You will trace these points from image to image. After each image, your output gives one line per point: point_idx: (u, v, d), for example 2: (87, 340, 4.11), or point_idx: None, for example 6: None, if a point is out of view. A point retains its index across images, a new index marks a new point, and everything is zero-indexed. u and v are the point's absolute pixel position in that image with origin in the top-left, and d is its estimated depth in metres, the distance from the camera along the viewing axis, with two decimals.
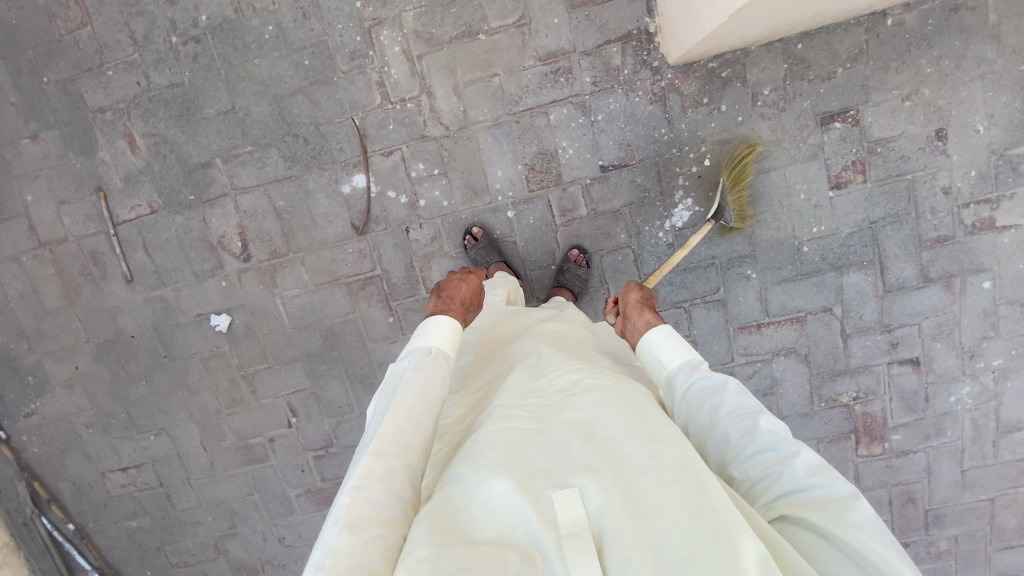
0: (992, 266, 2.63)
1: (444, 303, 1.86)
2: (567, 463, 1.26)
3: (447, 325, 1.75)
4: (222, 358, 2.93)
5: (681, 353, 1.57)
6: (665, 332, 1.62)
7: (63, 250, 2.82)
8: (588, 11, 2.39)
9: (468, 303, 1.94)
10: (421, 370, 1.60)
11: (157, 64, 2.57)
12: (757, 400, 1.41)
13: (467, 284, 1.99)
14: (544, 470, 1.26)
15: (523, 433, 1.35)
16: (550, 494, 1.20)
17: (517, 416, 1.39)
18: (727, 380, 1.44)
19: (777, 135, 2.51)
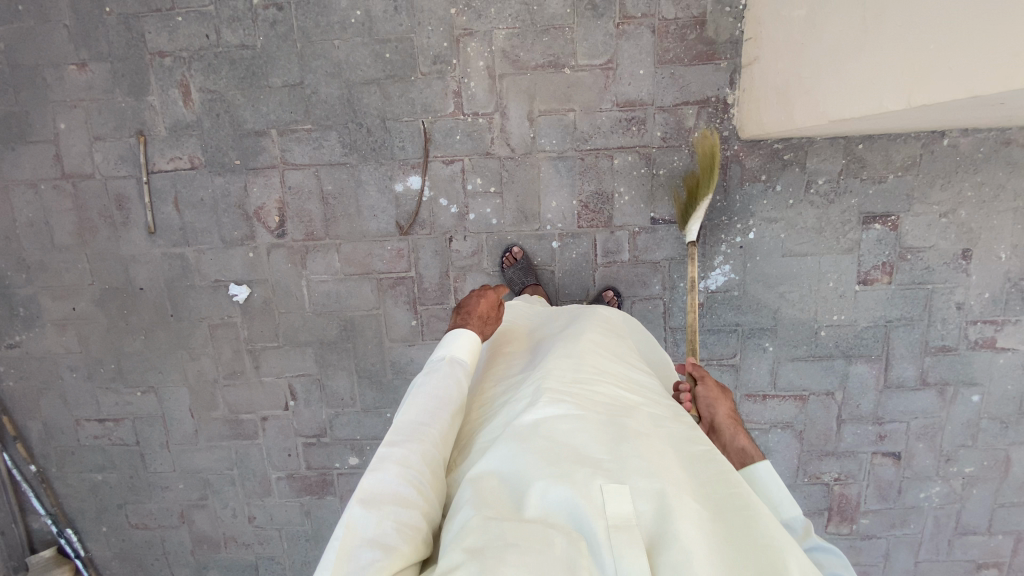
0: (983, 381, 2.82)
1: (461, 319, 1.81)
2: (617, 458, 1.19)
3: (470, 340, 1.71)
4: (231, 329, 2.85)
5: (791, 507, 1.39)
6: (773, 472, 1.46)
7: (87, 186, 2.69)
8: (674, 70, 2.44)
9: (487, 316, 1.86)
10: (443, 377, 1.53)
11: (231, 21, 2.49)
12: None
13: (486, 299, 1.89)
14: (592, 460, 1.19)
15: (571, 422, 1.28)
16: (602, 485, 1.11)
17: (565, 406, 1.32)
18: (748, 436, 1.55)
19: (821, 223, 2.62)
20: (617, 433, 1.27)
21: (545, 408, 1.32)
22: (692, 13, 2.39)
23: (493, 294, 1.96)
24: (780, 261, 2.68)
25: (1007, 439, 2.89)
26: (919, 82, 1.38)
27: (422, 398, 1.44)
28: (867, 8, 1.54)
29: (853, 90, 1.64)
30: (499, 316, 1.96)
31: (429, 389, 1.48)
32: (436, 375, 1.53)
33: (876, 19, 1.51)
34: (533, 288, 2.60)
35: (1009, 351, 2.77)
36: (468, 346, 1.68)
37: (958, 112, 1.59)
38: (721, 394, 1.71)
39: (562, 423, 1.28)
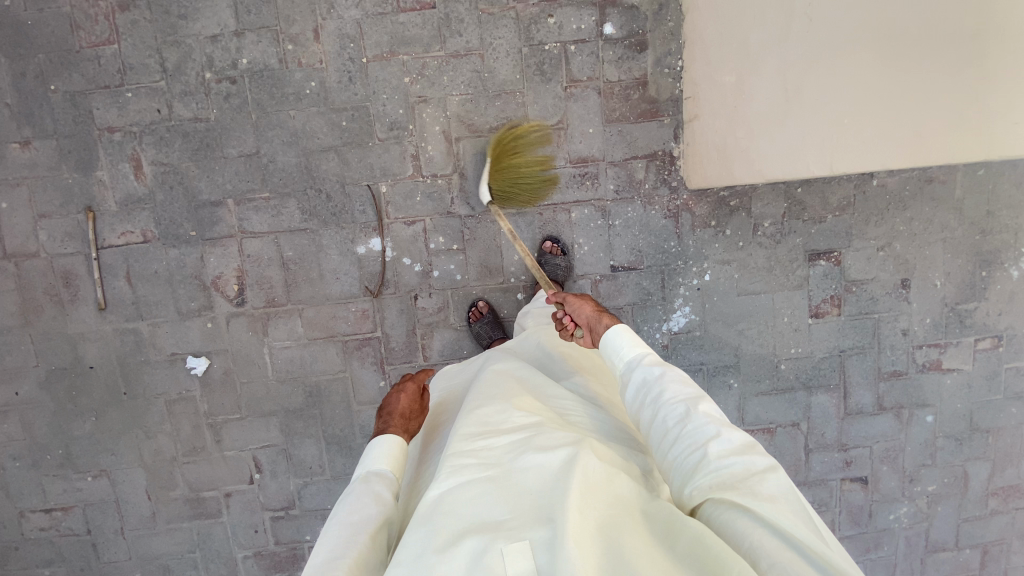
0: (935, 402, 2.96)
1: (383, 423, 1.75)
2: (522, 517, 1.20)
3: (396, 443, 1.68)
4: (190, 404, 2.73)
5: (632, 346, 1.62)
6: (623, 330, 1.66)
7: (32, 265, 2.59)
8: (621, 127, 2.55)
9: (410, 412, 1.80)
10: (349, 498, 1.50)
11: (183, 96, 2.48)
12: (699, 388, 1.45)
13: (406, 393, 1.83)
14: (495, 526, 1.20)
15: (477, 488, 1.29)
16: (502, 550, 1.13)
17: (469, 468, 1.32)
18: (671, 370, 1.50)
19: (770, 263, 2.75)
20: (520, 487, 1.28)
21: (447, 476, 1.31)
22: (634, 74, 2.50)
23: (412, 386, 1.88)
24: (736, 299, 2.78)
25: (963, 455, 3.02)
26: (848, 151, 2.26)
27: (339, 526, 1.40)
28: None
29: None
30: (425, 405, 1.89)
31: (349, 513, 1.44)
32: (351, 498, 1.50)
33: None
34: (502, 341, 2.61)
35: (955, 371, 2.93)
36: (390, 452, 1.65)
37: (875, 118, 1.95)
38: (582, 298, 1.88)
39: (469, 491, 1.28)
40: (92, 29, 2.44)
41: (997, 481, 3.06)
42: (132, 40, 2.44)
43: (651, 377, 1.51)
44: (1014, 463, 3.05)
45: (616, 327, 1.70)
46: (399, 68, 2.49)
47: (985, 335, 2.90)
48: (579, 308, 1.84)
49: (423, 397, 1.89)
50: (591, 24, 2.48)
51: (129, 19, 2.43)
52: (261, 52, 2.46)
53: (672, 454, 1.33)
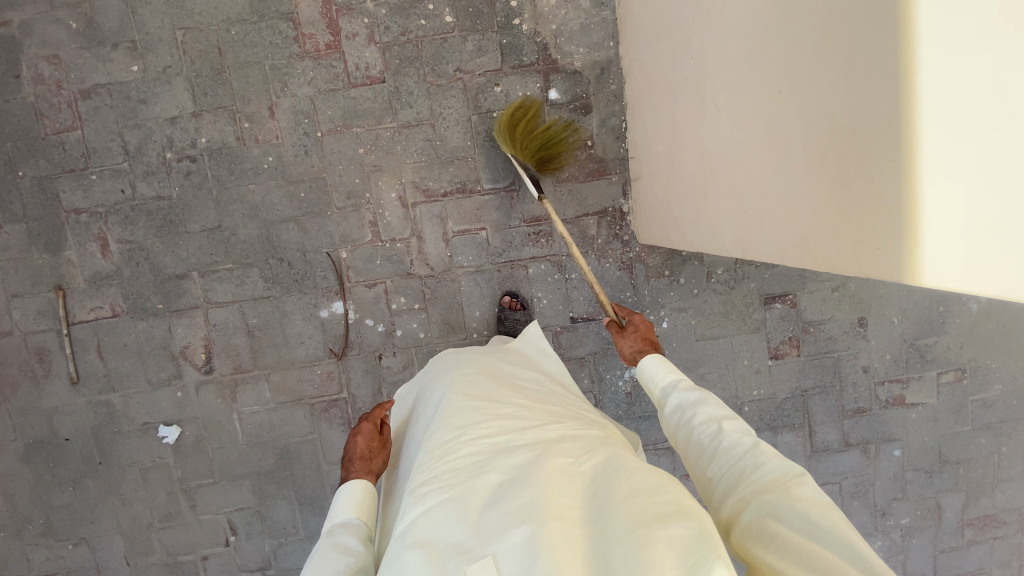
0: (901, 436, 2.98)
1: (343, 469, 1.68)
2: (484, 529, 1.14)
3: (360, 487, 1.61)
4: (164, 470, 2.79)
5: (668, 374, 1.64)
6: (657, 360, 1.69)
7: (7, 343, 2.67)
8: (571, 186, 2.65)
9: (371, 454, 1.72)
10: (318, 557, 1.42)
11: (146, 175, 2.57)
12: (731, 409, 1.44)
13: (363, 435, 1.74)
14: (459, 546, 1.14)
15: (440, 509, 1.22)
16: (467, 569, 1.08)
17: (433, 491, 1.28)
18: (705, 395, 1.49)
19: (726, 308, 2.81)
20: (482, 502, 1.22)
21: (415, 504, 1.26)
22: (580, 136, 2.61)
23: (369, 425, 1.77)
24: (695, 345, 2.83)
25: (934, 487, 3.04)
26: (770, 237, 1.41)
27: None
28: (764, 17, 1.28)
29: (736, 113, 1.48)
30: (386, 440, 1.79)
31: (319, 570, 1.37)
32: (319, 557, 1.42)
33: (772, 36, 1.26)
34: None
35: (919, 405, 2.96)
36: (356, 500, 1.59)
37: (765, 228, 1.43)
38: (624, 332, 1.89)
39: (432, 513, 1.22)
40: (57, 117, 2.54)
41: (971, 511, 3.07)
42: (95, 125, 2.54)
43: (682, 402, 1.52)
44: (986, 492, 3.06)
45: (652, 356, 1.72)
46: (353, 140, 2.57)
47: (948, 368, 2.93)
48: (625, 345, 1.86)
49: (383, 431, 1.79)
50: (536, 90, 2.56)
51: (92, 105, 2.53)
52: (219, 130, 2.55)
53: (711, 470, 1.34)
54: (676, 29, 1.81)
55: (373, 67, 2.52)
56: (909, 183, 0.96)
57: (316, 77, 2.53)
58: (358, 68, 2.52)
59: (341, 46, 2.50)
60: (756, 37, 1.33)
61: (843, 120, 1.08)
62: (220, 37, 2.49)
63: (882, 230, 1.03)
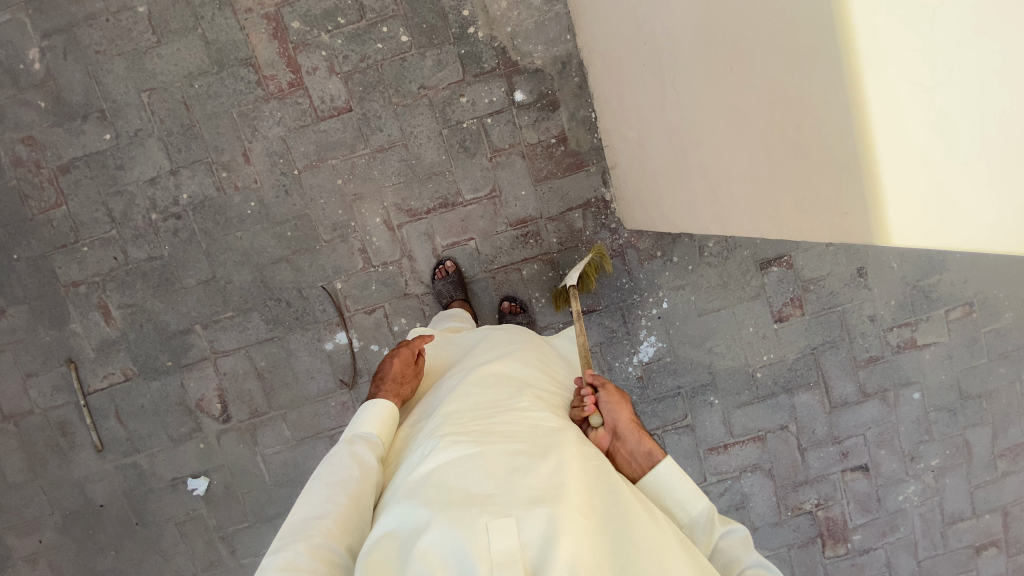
0: (918, 379, 2.97)
1: (374, 386, 1.69)
2: (511, 490, 1.12)
3: (385, 409, 1.60)
4: (199, 521, 2.84)
5: (697, 500, 1.36)
6: (679, 470, 1.39)
7: (28, 422, 2.73)
8: (551, 184, 2.67)
9: (403, 377, 1.74)
10: (327, 467, 1.41)
11: (135, 239, 2.62)
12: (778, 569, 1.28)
13: (399, 358, 1.78)
14: (483, 497, 1.11)
15: (469, 457, 1.19)
16: (488, 522, 1.05)
17: (464, 439, 1.23)
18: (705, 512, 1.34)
19: (724, 279, 2.81)
20: (512, 460, 1.19)
21: (444, 447, 1.22)
22: (552, 133, 2.62)
23: (406, 351, 1.82)
24: (698, 320, 2.83)
25: (959, 424, 3.02)
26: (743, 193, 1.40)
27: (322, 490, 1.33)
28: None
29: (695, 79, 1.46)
30: (419, 370, 1.82)
31: (334, 474, 1.37)
32: (334, 462, 1.42)
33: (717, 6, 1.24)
34: (460, 303, 2.61)
35: (932, 345, 2.95)
36: (379, 419, 1.57)
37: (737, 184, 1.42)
38: (619, 397, 1.52)
39: (460, 460, 1.19)
40: (40, 196, 2.58)
41: (999, 442, 3.05)
42: (78, 198, 2.59)
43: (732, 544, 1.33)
44: (1012, 422, 3.04)
45: (670, 464, 1.40)
46: (330, 172, 2.60)
47: (954, 304, 2.92)
48: (619, 414, 1.48)
49: (418, 361, 1.83)
50: (502, 94, 2.58)
51: (72, 179, 2.57)
52: (198, 184, 2.58)
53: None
54: (625, 14, 1.81)
55: (338, 98, 2.54)
56: (864, 147, 0.96)
57: (285, 117, 2.55)
58: (323, 101, 2.55)
59: (304, 82, 2.53)
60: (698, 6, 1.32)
61: (792, 79, 1.08)
62: (185, 93, 2.52)
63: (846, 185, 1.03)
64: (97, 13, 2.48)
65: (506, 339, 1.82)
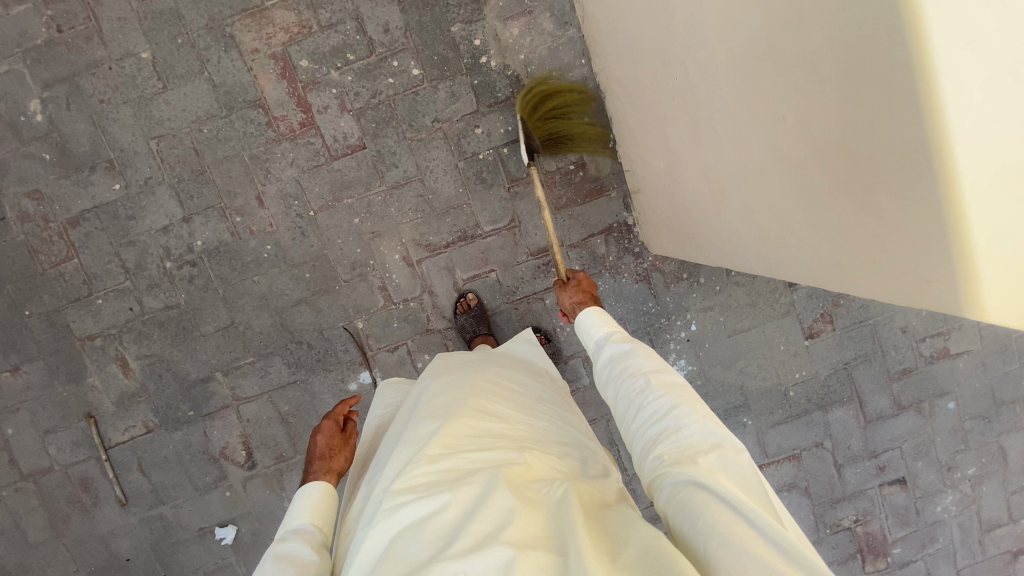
0: (953, 388, 2.91)
1: (306, 473, 1.55)
2: (457, 541, 1.04)
3: (321, 491, 1.52)
4: (228, 570, 2.78)
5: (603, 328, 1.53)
6: (590, 310, 1.58)
7: (50, 479, 2.68)
8: (572, 211, 2.60)
9: (334, 453, 1.61)
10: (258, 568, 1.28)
11: (150, 289, 2.56)
12: (663, 362, 1.36)
13: (325, 432, 1.63)
14: (430, 557, 1.04)
15: (415, 520, 1.13)
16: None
17: (409, 500, 1.16)
18: (635, 346, 1.41)
19: (752, 298, 2.75)
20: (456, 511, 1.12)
21: (387, 514, 1.15)
22: (570, 159, 2.56)
23: (330, 423, 1.66)
24: (728, 341, 2.77)
25: (995, 431, 2.96)
26: (793, 230, 1.35)
27: None
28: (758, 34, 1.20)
29: (738, 112, 1.38)
30: (349, 436, 1.68)
31: (264, 575, 1.24)
32: (263, 563, 1.29)
33: (769, 55, 1.18)
34: (484, 338, 2.54)
35: (966, 353, 2.89)
36: (312, 505, 1.48)
37: (785, 220, 1.36)
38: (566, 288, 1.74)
39: (408, 524, 1.13)
40: (51, 250, 2.52)
41: None
42: (90, 250, 2.53)
43: (616, 355, 1.43)
44: None
45: (591, 313, 1.58)
46: (346, 211, 2.54)
47: None
48: (565, 300, 1.72)
49: (346, 429, 1.68)
50: (517, 123, 2.51)
51: (83, 232, 2.51)
52: (212, 230, 2.52)
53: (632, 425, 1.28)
54: (655, 48, 1.74)
55: (351, 135, 2.48)
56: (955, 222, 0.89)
57: (297, 157, 2.49)
58: (336, 139, 2.48)
59: (315, 121, 2.47)
60: (749, 38, 1.23)
61: (859, 130, 1.01)
62: (194, 138, 2.46)
63: (928, 245, 0.96)
64: (99, 60, 2.42)
65: (444, 369, 1.75)
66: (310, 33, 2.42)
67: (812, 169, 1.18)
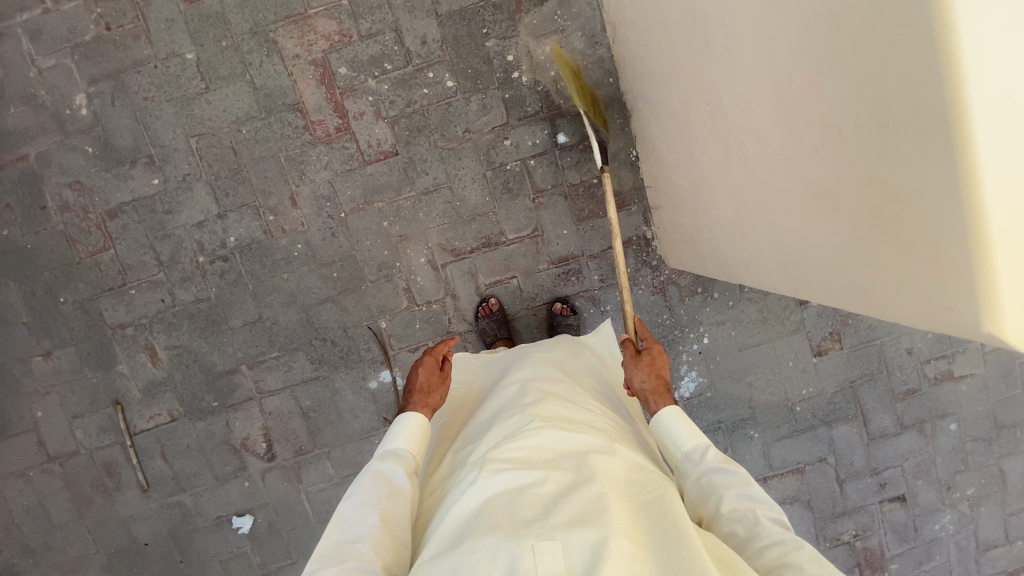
0: (955, 410, 2.99)
1: (406, 399, 1.66)
2: (560, 517, 1.18)
3: (416, 422, 1.59)
4: (243, 559, 2.85)
5: (693, 439, 1.53)
6: (675, 414, 1.57)
7: (74, 462, 2.75)
8: (593, 223, 2.69)
9: (431, 388, 1.70)
10: (360, 484, 1.41)
11: (182, 281, 2.63)
12: (767, 496, 1.37)
13: (427, 367, 1.72)
14: (527, 523, 1.17)
15: (515, 485, 1.25)
16: (534, 546, 1.11)
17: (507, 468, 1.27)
18: (736, 470, 1.41)
19: (764, 314, 2.83)
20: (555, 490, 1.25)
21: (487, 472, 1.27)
22: (594, 173, 2.65)
23: (430, 360, 1.75)
24: (738, 355, 2.85)
25: (995, 453, 3.03)
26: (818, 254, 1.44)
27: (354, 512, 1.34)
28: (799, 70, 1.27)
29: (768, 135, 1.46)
30: (446, 376, 1.77)
31: (366, 492, 1.37)
32: (366, 480, 1.42)
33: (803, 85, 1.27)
34: (504, 343, 2.63)
35: (968, 376, 2.97)
36: (410, 433, 1.56)
37: (812, 245, 1.45)
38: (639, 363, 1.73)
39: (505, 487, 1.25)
40: (88, 240, 2.60)
41: None
42: (126, 242, 2.61)
43: (716, 478, 1.43)
44: None
45: (672, 411, 1.58)
46: (375, 215, 2.62)
47: None
48: (637, 377, 1.71)
49: (442, 369, 1.77)
50: (545, 136, 2.60)
51: (120, 223, 2.60)
52: (245, 227, 2.60)
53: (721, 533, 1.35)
54: (688, 71, 1.83)
55: (384, 141, 2.57)
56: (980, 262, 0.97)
57: (332, 160, 2.58)
58: (370, 145, 2.57)
59: (351, 126, 2.55)
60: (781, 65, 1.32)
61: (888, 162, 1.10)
62: (233, 138, 2.55)
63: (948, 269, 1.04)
64: (145, 60, 2.51)
65: (541, 357, 1.85)
66: (350, 42, 2.51)
67: (838, 195, 1.28)
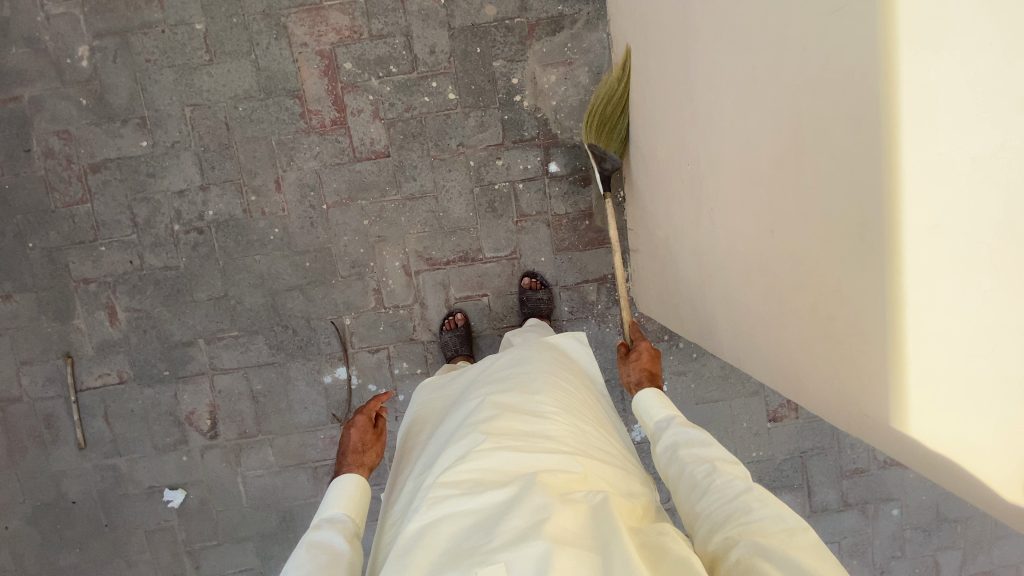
0: (900, 496, 2.99)
1: (337, 463, 1.62)
2: (498, 537, 1.14)
3: (353, 482, 1.56)
4: (168, 532, 2.81)
5: (664, 411, 1.61)
6: (650, 393, 1.67)
7: (14, 409, 2.71)
8: (571, 255, 2.70)
9: (365, 447, 1.67)
10: (299, 555, 1.33)
11: (154, 247, 2.62)
12: (726, 450, 1.43)
13: (358, 427, 1.69)
14: (470, 547, 1.14)
15: (457, 514, 1.22)
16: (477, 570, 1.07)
17: (451, 495, 1.25)
18: (698, 431, 1.49)
19: (725, 371, 2.84)
20: (497, 511, 1.21)
21: (429, 504, 1.24)
22: (580, 207, 2.66)
23: (361, 418, 1.74)
24: (694, 408, 2.86)
25: (933, 545, 3.03)
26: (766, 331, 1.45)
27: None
28: (764, 147, 1.28)
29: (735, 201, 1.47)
30: (380, 433, 1.75)
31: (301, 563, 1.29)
32: (303, 551, 1.34)
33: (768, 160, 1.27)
34: (464, 358, 2.61)
35: None
36: (346, 496, 1.53)
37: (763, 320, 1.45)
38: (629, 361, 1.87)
39: (445, 516, 1.22)
40: (67, 190, 2.59)
41: (969, 568, 3.05)
42: (104, 198, 2.59)
43: (681, 437, 1.49)
44: (985, 550, 3.05)
45: (649, 391, 1.69)
46: (357, 212, 2.62)
47: None
48: (628, 372, 1.84)
49: (376, 425, 1.75)
50: (537, 163, 2.62)
51: (102, 179, 2.58)
52: (226, 203, 2.60)
53: (700, 504, 1.31)
54: (675, 123, 1.83)
55: (377, 142, 2.57)
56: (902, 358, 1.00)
57: (322, 151, 2.58)
58: (363, 143, 2.58)
59: (347, 122, 2.56)
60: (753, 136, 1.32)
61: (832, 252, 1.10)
62: (227, 113, 2.55)
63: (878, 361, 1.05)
64: (154, 22, 2.51)
65: (498, 368, 1.78)
66: (359, 39, 2.52)
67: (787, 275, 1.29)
